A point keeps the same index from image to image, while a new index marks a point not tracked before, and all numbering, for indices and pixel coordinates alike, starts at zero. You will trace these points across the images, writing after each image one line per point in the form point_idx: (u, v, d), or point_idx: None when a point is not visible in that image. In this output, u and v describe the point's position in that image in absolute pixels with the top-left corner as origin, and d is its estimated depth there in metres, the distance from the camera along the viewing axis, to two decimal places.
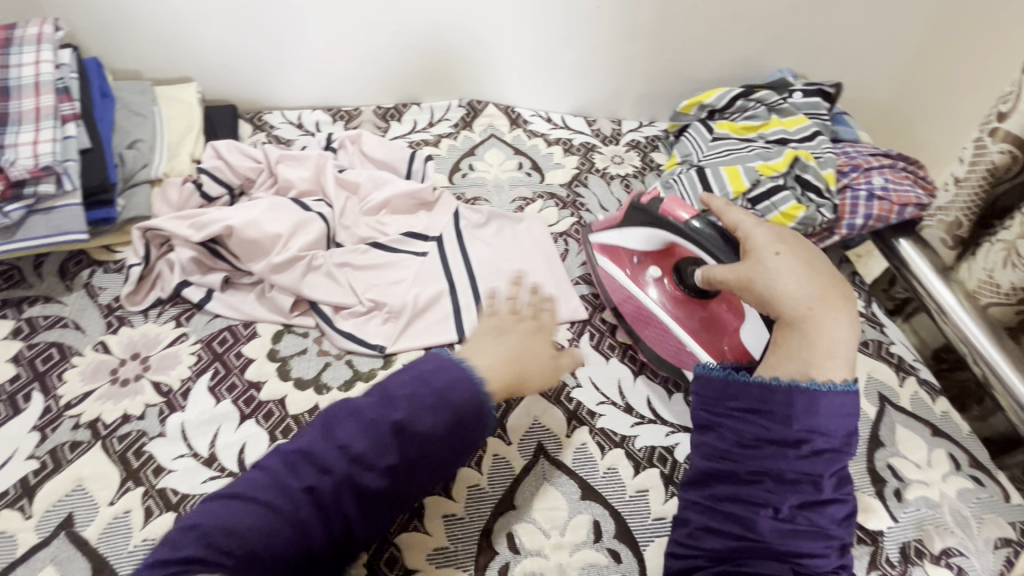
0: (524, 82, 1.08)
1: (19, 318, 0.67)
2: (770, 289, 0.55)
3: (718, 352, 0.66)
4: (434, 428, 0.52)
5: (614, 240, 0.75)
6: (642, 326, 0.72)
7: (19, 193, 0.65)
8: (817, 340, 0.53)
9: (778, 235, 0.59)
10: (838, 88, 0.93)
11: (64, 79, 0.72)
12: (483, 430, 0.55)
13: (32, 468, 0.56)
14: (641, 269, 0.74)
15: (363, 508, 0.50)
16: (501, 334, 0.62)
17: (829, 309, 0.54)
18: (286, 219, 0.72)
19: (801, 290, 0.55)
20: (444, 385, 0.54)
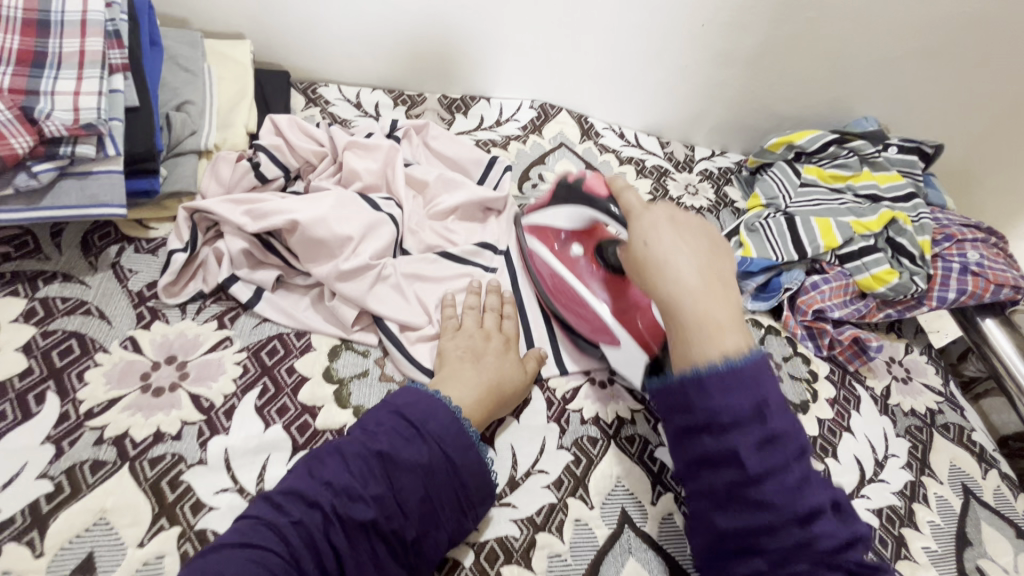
0: (601, 92, 1.01)
1: (32, 297, 0.57)
2: (673, 286, 0.51)
3: (633, 329, 0.62)
4: (420, 462, 0.47)
5: (543, 219, 0.71)
6: (568, 307, 0.67)
7: (52, 150, 0.54)
8: (693, 322, 0.51)
9: (656, 220, 0.56)
10: (938, 148, 0.90)
11: (113, 21, 0.61)
12: (476, 467, 0.50)
13: (44, 491, 0.46)
14: (566, 246, 0.69)
15: (363, 551, 0.44)
16: (481, 360, 0.58)
17: (711, 295, 0.51)
18: (356, 218, 0.64)
19: (690, 273, 0.52)
20: (430, 420, 0.50)
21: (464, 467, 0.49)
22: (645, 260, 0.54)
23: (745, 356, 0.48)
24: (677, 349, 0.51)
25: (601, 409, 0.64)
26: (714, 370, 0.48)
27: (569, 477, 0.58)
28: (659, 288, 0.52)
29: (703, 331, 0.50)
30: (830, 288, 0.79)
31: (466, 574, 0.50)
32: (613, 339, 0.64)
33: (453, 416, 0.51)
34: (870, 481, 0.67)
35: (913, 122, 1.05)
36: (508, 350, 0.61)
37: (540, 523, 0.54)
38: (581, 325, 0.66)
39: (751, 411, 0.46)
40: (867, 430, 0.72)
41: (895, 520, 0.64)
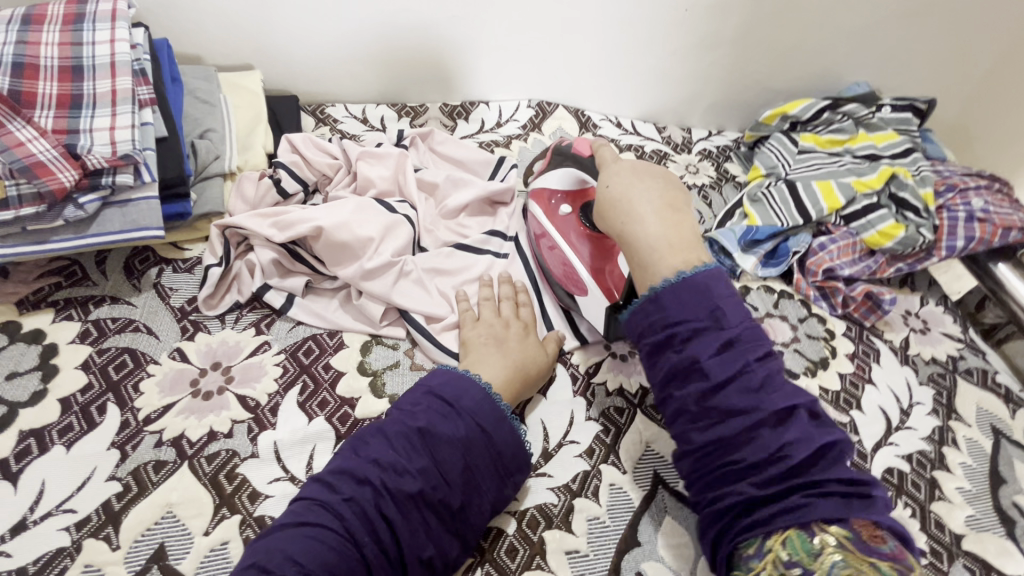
0: (595, 85, 1.04)
1: (86, 320, 0.61)
2: (625, 219, 0.57)
3: (603, 282, 0.64)
4: (457, 435, 0.50)
5: (541, 184, 0.75)
6: (556, 265, 0.69)
7: (94, 182, 0.59)
8: (642, 244, 0.55)
9: (617, 169, 0.62)
10: (930, 104, 0.92)
11: (138, 60, 0.66)
12: (511, 439, 0.53)
13: (114, 491, 0.50)
14: (558, 207, 0.72)
15: (415, 521, 0.47)
16: (505, 345, 0.61)
17: (664, 219, 0.56)
18: (376, 222, 0.68)
19: (644, 205, 0.57)
20: (464, 397, 0.52)
21: (499, 439, 0.52)
22: (603, 200, 0.59)
23: (698, 270, 0.51)
24: (637, 270, 0.56)
25: (624, 380, 0.66)
26: (670, 287, 0.51)
27: (599, 446, 0.60)
28: (614, 223, 0.58)
29: (662, 248, 0.54)
30: (837, 248, 0.81)
31: (511, 541, 0.52)
32: (582, 288, 0.66)
33: (486, 393, 0.54)
34: (898, 429, 0.68)
35: (904, 83, 1.06)
36: (529, 332, 0.65)
37: (576, 490, 0.56)
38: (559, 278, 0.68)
39: (708, 319, 0.49)
40: (889, 380, 0.73)
41: (926, 463, 0.65)
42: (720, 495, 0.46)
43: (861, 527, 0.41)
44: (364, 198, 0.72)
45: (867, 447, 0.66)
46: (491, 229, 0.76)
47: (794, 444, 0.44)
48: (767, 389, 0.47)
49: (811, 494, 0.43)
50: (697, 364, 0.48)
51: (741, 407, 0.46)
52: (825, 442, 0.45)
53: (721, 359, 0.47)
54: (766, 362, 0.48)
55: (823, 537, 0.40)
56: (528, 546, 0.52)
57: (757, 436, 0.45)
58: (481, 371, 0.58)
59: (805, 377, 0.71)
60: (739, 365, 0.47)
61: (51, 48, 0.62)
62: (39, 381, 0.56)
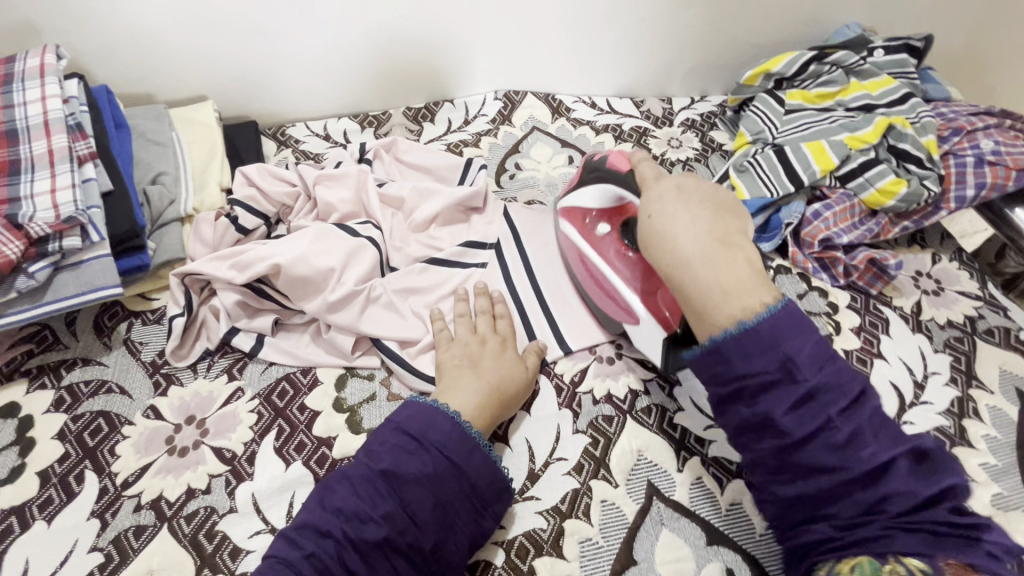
0: (564, 65, 0.99)
1: (59, 386, 0.61)
2: (672, 254, 0.51)
3: (656, 310, 0.59)
4: (423, 472, 0.48)
5: (572, 201, 0.71)
6: (599, 292, 0.65)
7: (42, 250, 0.57)
8: (695, 284, 0.49)
9: (661, 193, 0.55)
10: (927, 40, 0.84)
11: (74, 114, 0.64)
12: (484, 467, 0.51)
13: (97, 562, 0.50)
14: (595, 226, 0.68)
15: (383, 570, 0.45)
16: (480, 365, 0.58)
17: (719, 254, 0.49)
18: (337, 251, 0.65)
19: (692, 242, 0.50)
20: (431, 431, 0.51)
21: (471, 470, 0.50)
22: (647, 233, 0.53)
23: (762, 318, 0.46)
24: (693, 320, 0.50)
25: (612, 385, 0.63)
26: (731, 337, 0.46)
27: (589, 460, 0.57)
28: (665, 264, 0.51)
29: (717, 290, 0.48)
30: (833, 214, 0.75)
31: (500, 572, 0.51)
32: (635, 318, 0.61)
33: (455, 423, 0.52)
34: (912, 405, 0.63)
35: (899, 19, 0.98)
36: (508, 345, 0.62)
37: (566, 511, 0.54)
38: (604, 303, 0.65)
39: (779, 371, 0.44)
40: (900, 351, 0.68)
41: (944, 441, 0.61)
42: (798, 532, 0.45)
43: (950, 568, 0.39)
44: (323, 224, 0.69)
45: None
46: (465, 239, 0.73)
47: (888, 496, 0.42)
48: (855, 445, 0.43)
49: (892, 526, 0.42)
50: (771, 421, 0.45)
51: (830, 464, 0.43)
52: (930, 494, 0.42)
53: (798, 416, 0.44)
54: (855, 413, 0.44)
55: (897, 568, 0.40)
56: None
57: (846, 491, 0.43)
58: (452, 400, 0.55)
59: None
60: (820, 422, 0.43)
61: None
62: (18, 456, 0.56)
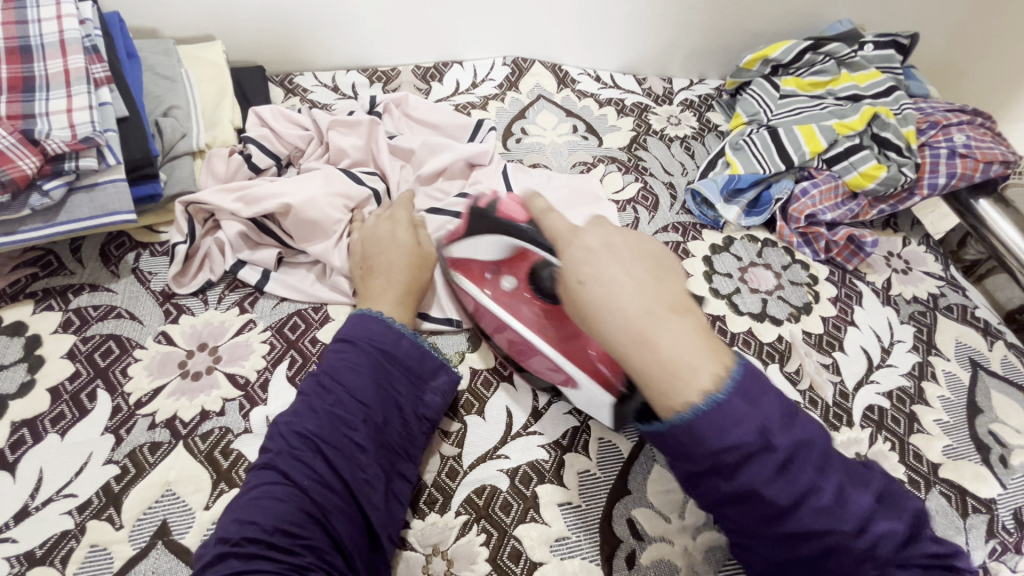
0: (572, 37, 1.01)
1: (67, 309, 0.61)
2: (619, 325, 0.43)
3: (589, 366, 0.55)
4: (359, 364, 0.52)
5: (464, 253, 0.64)
6: (522, 356, 0.60)
7: (58, 168, 0.57)
8: (653, 363, 0.42)
9: (589, 249, 0.47)
10: (914, 38, 0.89)
11: (89, 36, 0.63)
12: (413, 351, 0.56)
13: (112, 473, 0.51)
14: (497, 284, 0.62)
15: (347, 449, 0.48)
16: (375, 271, 0.62)
17: (668, 319, 0.43)
18: (339, 192, 0.68)
19: (637, 305, 0.43)
20: (355, 330, 0.55)
21: (402, 355, 0.55)
22: (589, 299, 0.45)
23: (729, 385, 0.41)
24: (657, 399, 0.42)
25: None
26: (700, 414, 0.40)
27: None
28: (611, 332, 0.44)
29: (677, 372, 0.41)
30: (819, 192, 0.80)
31: (505, 497, 0.54)
32: (574, 382, 0.57)
33: (382, 323, 0.56)
34: (879, 367, 0.69)
35: (888, 19, 1.04)
36: (399, 237, 0.65)
37: (566, 445, 0.58)
38: (520, 357, 0.61)
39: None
40: (871, 321, 0.74)
41: (906, 399, 0.67)
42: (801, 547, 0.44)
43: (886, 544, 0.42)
44: (332, 168, 0.71)
45: (849, 387, 0.67)
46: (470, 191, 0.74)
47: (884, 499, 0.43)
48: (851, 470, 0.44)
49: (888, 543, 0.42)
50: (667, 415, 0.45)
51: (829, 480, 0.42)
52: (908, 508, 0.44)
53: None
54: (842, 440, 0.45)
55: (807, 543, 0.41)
56: (521, 501, 0.54)
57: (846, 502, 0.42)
58: (366, 304, 0.60)
59: (788, 323, 0.72)
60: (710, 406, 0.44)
61: None
62: (27, 372, 0.56)
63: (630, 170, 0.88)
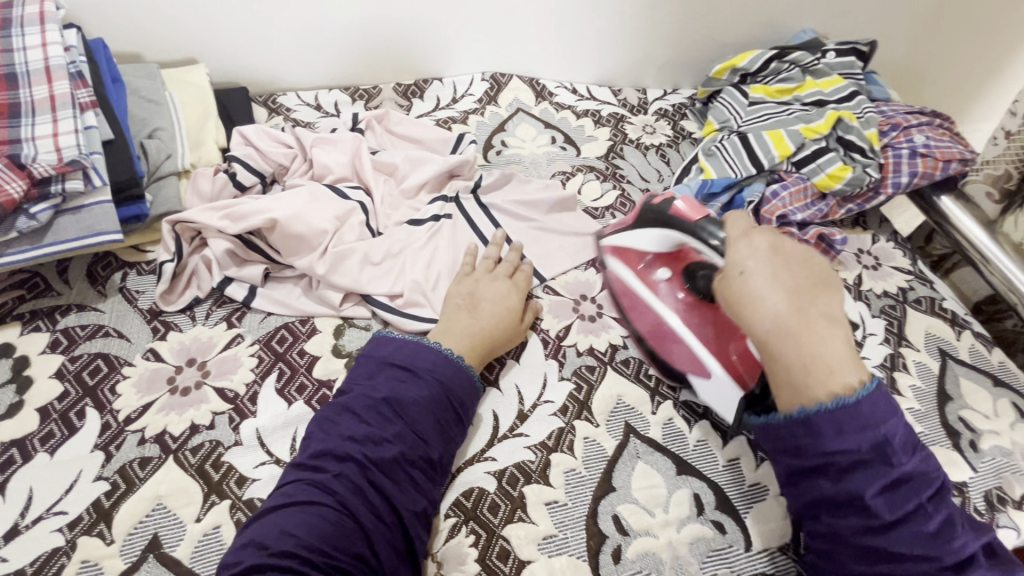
0: (548, 52, 1.04)
1: (54, 330, 0.62)
2: (763, 322, 0.45)
3: (728, 362, 0.59)
4: (423, 396, 0.54)
5: (624, 241, 0.68)
6: (663, 344, 0.64)
7: (44, 191, 0.58)
8: (808, 358, 0.44)
9: (750, 248, 0.50)
10: (872, 45, 0.94)
11: (74, 62, 0.65)
12: (469, 387, 0.57)
13: (103, 490, 0.51)
14: (651, 271, 0.67)
15: (402, 479, 0.50)
16: (476, 309, 0.64)
17: (813, 325, 0.45)
18: (323, 207, 0.69)
19: (786, 305, 0.45)
20: (413, 358, 0.56)
21: (460, 390, 0.56)
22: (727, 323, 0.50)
23: (863, 396, 0.43)
24: (784, 389, 0.46)
25: (595, 340, 0.69)
26: (825, 412, 0.44)
27: (573, 403, 0.63)
28: (754, 324, 0.46)
29: (818, 369, 0.44)
30: (789, 194, 0.83)
31: (493, 498, 0.55)
32: (706, 374, 0.60)
33: (446, 356, 0.57)
34: None
35: (850, 28, 1.08)
36: (512, 299, 0.66)
37: (552, 446, 0.59)
38: (657, 343, 0.65)
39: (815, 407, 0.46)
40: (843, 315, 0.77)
41: None
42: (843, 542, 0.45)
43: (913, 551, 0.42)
44: (316, 184, 0.73)
45: None
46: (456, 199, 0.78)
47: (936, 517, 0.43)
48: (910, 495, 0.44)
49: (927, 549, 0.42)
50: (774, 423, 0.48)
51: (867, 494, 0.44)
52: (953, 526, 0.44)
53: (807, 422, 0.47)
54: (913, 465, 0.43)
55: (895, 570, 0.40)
56: (509, 501, 0.55)
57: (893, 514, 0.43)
58: (444, 334, 0.61)
59: None
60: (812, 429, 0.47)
61: None
62: (15, 394, 0.57)
63: (608, 178, 0.91)
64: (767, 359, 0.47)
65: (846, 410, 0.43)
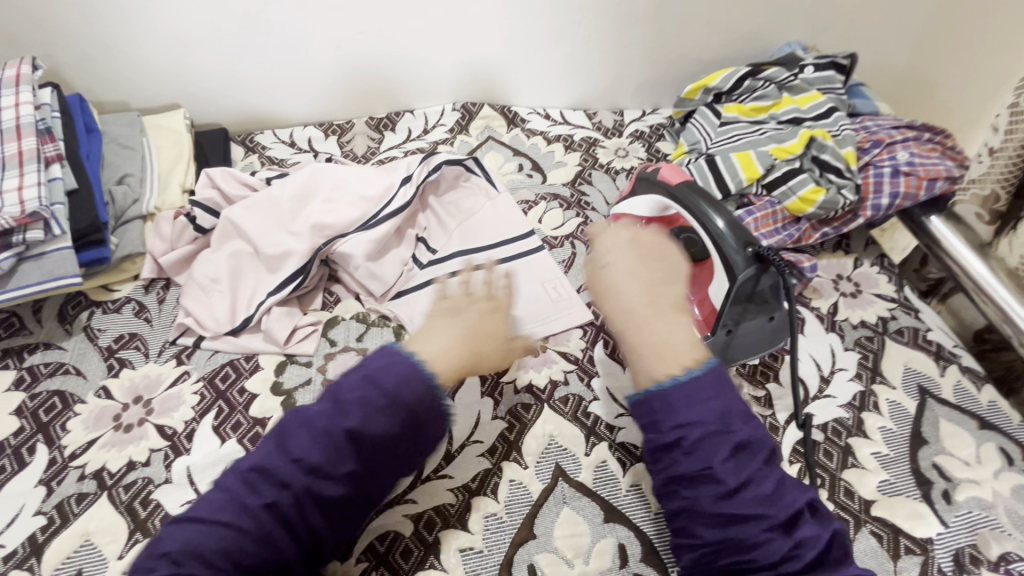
0: (519, 79, 1.04)
1: (22, 368, 0.66)
2: (619, 305, 0.56)
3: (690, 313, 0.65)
4: (383, 438, 0.47)
5: (620, 207, 0.76)
6: None
7: (7, 241, 0.63)
8: (646, 346, 0.52)
9: (616, 244, 0.61)
10: (853, 58, 0.88)
11: (44, 119, 0.71)
12: (441, 421, 0.51)
13: (39, 524, 0.55)
14: (642, 233, 0.74)
15: None
16: (460, 313, 0.58)
17: (660, 316, 0.54)
18: (277, 229, 0.74)
19: (635, 292, 0.56)
20: (386, 375, 0.49)
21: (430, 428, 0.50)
22: (606, 282, 0.58)
23: (705, 366, 0.49)
24: (643, 370, 0.51)
25: (534, 376, 0.68)
26: (677, 382, 0.48)
27: (502, 444, 0.62)
28: (620, 309, 0.56)
29: (651, 351, 0.51)
30: (755, 220, 0.80)
31: (407, 543, 0.55)
32: None
33: (420, 373, 0.50)
34: (815, 398, 0.67)
35: (838, 39, 1.03)
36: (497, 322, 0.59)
37: (475, 489, 0.58)
38: None
39: (717, 421, 0.47)
40: (811, 348, 0.72)
41: (842, 431, 0.64)
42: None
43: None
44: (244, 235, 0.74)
45: (780, 420, 0.65)
46: (419, 235, 0.81)
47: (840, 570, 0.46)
48: None
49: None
50: (708, 471, 0.45)
51: None
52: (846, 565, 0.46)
53: (741, 461, 0.46)
54: None
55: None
56: (423, 547, 0.54)
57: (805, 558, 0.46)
58: (417, 342, 0.54)
59: None
60: (750, 471, 0.46)
61: None
62: None
63: (572, 206, 0.89)
64: (631, 346, 0.53)
65: (706, 372, 0.49)
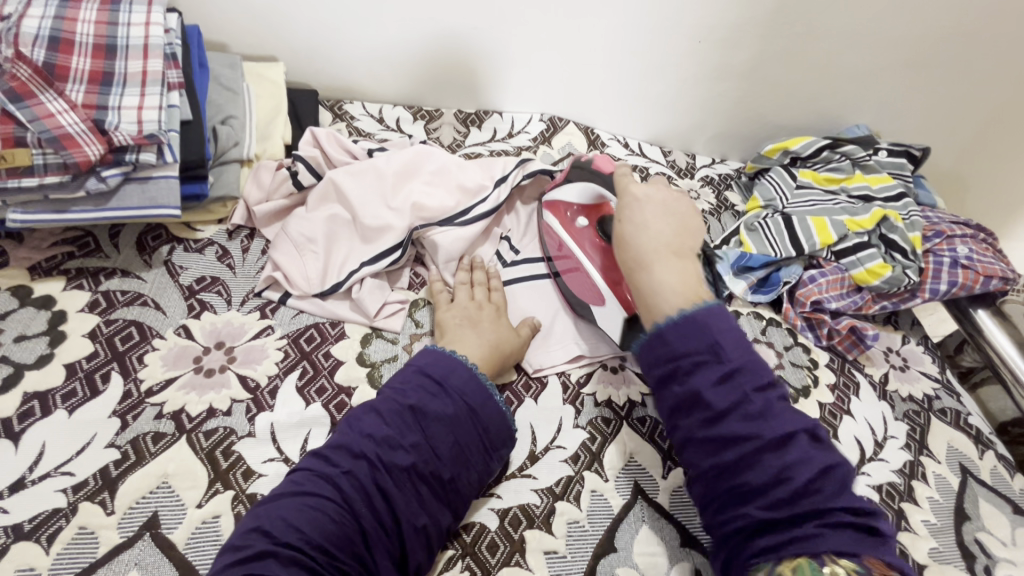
0: (604, 105, 1.07)
1: (96, 291, 0.63)
2: (631, 254, 0.62)
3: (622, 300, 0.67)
4: (446, 412, 0.55)
5: (555, 194, 0.76)
6: (577, 284, 0.72)
7: (119, 158, 0.60)
8: (650, 291, 0.59)
9: (635, 199, 0.66)
10: (925, 152, 0.96)
11: (171, 45, 0.68)
12: (495, 413, 0.57)
13: (112, 458, 0.52)
14: (574, 219, 0.74)
15: (410, 494, 0.51)
16: (479, 326, 0.65)
17: (664, 264, 0.60)
18: (377, 201, 0.73)
19: (648, 246, 0.62)
20: (437, 368, 0.57)
21: (485, 416, 0.57)
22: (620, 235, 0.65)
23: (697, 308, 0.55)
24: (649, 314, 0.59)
25: (614, 392, 0.68)
26: (672, 322, 0.55)
27: (584, 453, 0.62)
28: (631, 260, 0.62)
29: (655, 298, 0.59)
30: (826, 281, 0.84)
31: (493, 537, 0.55)
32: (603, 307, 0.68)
33: (472, 373, 0.58)
34: (870, 459, 0.70)
35: (900, 129, 1.11)
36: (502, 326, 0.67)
37: (559, 493, 0.59)
38: (573, 283, 0.73)
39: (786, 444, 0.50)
40: (866, 412, 0.76)
41: (895, 495, 0.67)
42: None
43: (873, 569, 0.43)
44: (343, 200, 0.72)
45: None
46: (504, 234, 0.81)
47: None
48: None
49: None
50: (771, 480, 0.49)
51: None
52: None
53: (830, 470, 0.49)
54: None
55: (833, 568, 0.43)
56: (508, 543, 0.55)
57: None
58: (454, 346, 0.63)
59: None
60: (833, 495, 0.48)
61: (87, 26, 0.64)
62: (47, 345, 0.58)
63: None
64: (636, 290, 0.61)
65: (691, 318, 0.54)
